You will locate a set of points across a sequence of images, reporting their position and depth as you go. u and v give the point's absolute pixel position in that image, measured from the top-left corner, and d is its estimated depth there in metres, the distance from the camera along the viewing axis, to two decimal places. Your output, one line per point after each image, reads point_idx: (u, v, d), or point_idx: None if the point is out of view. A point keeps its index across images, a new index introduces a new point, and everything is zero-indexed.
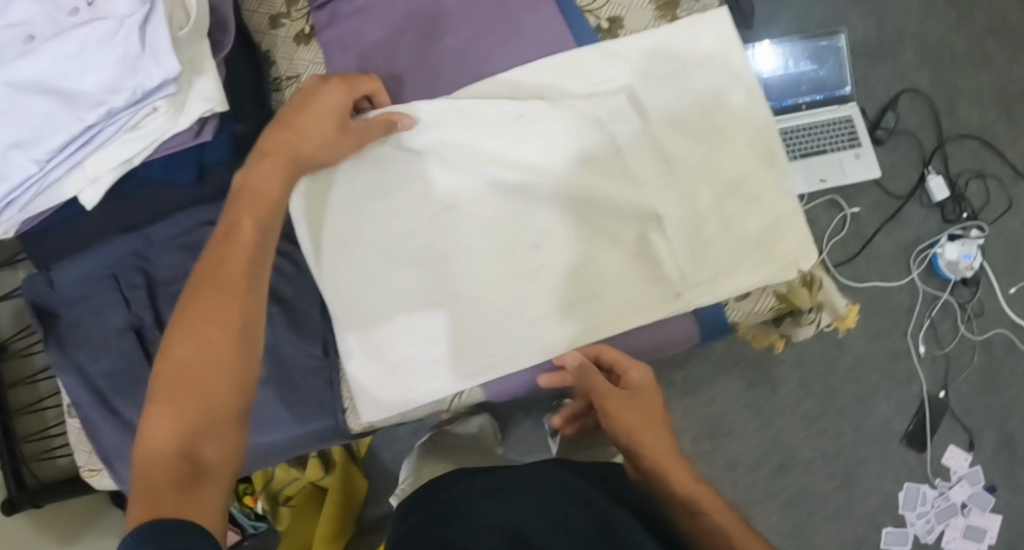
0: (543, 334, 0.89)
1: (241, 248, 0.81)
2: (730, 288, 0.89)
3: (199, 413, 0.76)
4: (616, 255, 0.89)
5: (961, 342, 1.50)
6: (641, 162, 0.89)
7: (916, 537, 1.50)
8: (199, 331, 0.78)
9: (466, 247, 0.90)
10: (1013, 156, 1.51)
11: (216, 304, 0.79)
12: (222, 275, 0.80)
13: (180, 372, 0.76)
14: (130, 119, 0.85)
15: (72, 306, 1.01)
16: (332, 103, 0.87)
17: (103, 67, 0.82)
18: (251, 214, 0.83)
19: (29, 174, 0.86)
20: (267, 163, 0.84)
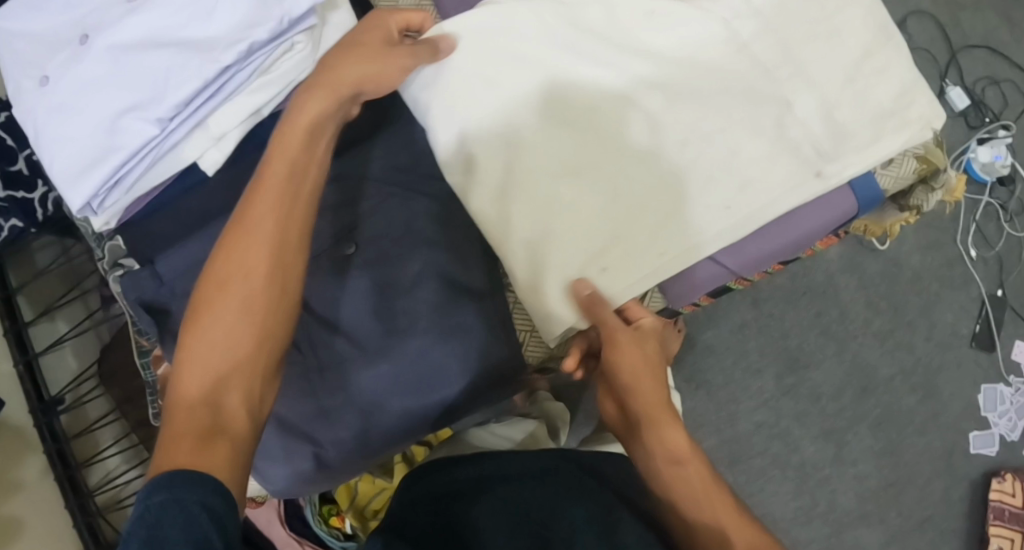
0: (704, 220, 0.89)
1: (268, 194, 0.75)
2: (834, 172, 0.91)
3: (224, 360, 0.72)
4: (758, 140, 0.91)
5: (1008, 240, 1.57)
6: (762, 53, 0.93)
7: (1002, 437, 1.53)
8: (231, 275, 0.74)
9: (615, 148, 0.89)
10: (1019, 58, 1.61)
11: (246, 250, 0.74)
12: (257, 220, 0.74)
13: (212, 316, 0.73)
14: (265, 61, 0.80)
15: (182, 298, 0.91)
16: (375, 37, 0.83)
17: (239, 2, 0.78)
18: (280, 157, 0.76)
19: (149, 138, 0.80)
20: (313, 97, 0.79)
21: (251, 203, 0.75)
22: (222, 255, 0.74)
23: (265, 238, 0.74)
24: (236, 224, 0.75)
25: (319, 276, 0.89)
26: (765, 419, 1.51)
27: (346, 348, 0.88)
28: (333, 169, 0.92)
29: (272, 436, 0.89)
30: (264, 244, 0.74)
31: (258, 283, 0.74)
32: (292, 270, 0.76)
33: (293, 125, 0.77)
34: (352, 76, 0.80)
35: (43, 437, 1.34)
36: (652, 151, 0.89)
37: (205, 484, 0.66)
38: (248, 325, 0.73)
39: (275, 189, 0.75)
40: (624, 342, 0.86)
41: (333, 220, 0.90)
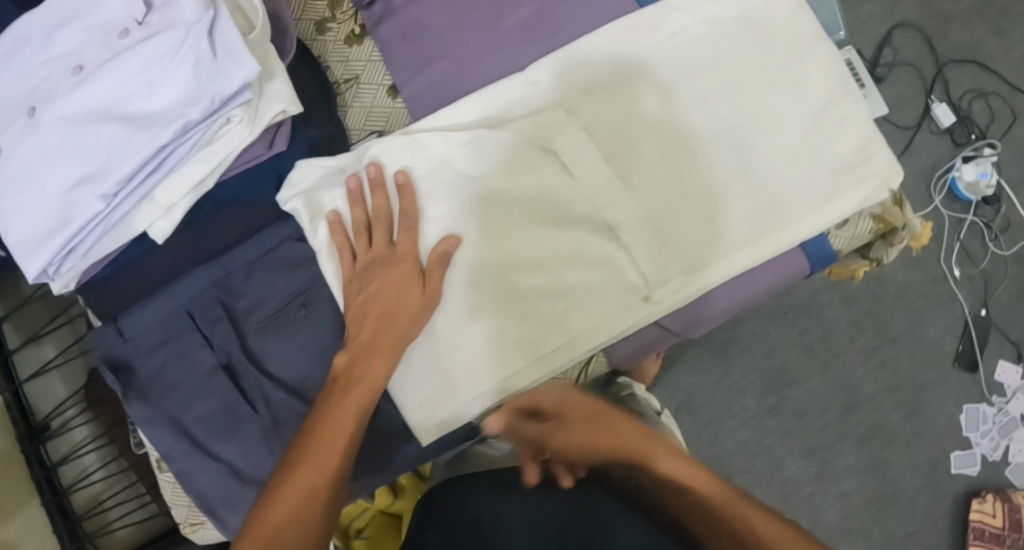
0: (609, 307, 0.86)
1: (336, 435, 0.79)
2: (774, 244, 0.87)
3: None
4: (685, 213, 0.86)
5: (993, 258, 1.53)
6: (658, 142, 0.87)
7: (984, 456, 1.52)
8: (291, 507, 0.76)
9: (487, 238, 0.85)
10: (1008, 71, 1.56)
11: (306, 482, 0.77)
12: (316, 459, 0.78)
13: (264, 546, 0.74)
14: (203, 135, 0.80)
15: (149, 355, 0.94)
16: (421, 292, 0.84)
17: (174, 80, 0.77)
18: (349, 403, 0.80)
19: (97, 212, 0.82)
20: (375, 362, 0.82)
21: (319, 441, 0.78)
22: (277, 491, 0.76)
23: (324, 469, 0.78)
24: (296, 457, 0.78)
25: (281, 334, 0.92)
26: (749, 437, 1.50)
27: (303, 409, 0.91)
28: (293, 228, 0.93)
29: (233, 488, 0.92)
30: (326, 477, 0.77)
31: (315, 514, 0.76)
32: (340, 491, 0.78)
33: (355, 378, 0.82)
34: (406, 327, 0.83)
35: (30, 464, 1.27)
36: (522, 259, 0.86)
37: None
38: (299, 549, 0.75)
39: (337, 424, 0.79)
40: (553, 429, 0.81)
41: (289, 281, 0.93)
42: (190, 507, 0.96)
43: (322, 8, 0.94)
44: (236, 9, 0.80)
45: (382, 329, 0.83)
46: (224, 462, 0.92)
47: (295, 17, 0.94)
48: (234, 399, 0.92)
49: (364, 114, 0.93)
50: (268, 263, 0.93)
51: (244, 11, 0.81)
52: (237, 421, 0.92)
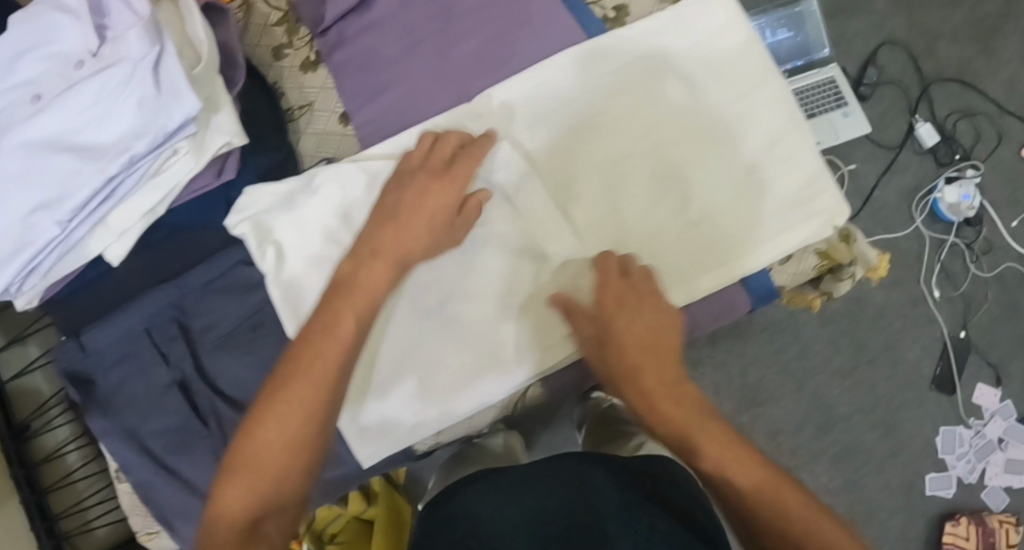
0: (547, 339, 0.87)
1: (333, 347, 0.75)
2: (712, 280, 0.88)
3: (271, 488, 0.73)
4: (625, 247, 0.88)
5: (974, 280, 1.52)
6: (599, 179, 0.89)
7: (959, 479, 1.50)
8: (285, 420, 0.74)
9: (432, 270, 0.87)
10: (995, 91, 1.55)
11: (303, 398, 0.74)
12: (307, 376, 0.75)
13: (253, 459, 0.73)
14: (151, 165, 0.83)
15: (109, 371, 0.97)
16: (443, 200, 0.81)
17: (124, 113, 0.80)
18: (347, 319, 0.76)
19: (53, 237, 0.83)
20: (374, 270, 0.78)
21: (312, 358, 0.75)
22: (273, 400, 0.74)
23: (322, 386, 0.75)
24: (292, 368, 0.75)
25: (233, 354, 0.95)
26: None
27: None
28: (244, 252, 0.95)
29: (186, 499, 0.95)
30: (321, 394, 0.74)
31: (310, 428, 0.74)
32: (336, 402, 0.76)
33: (354, 288, 0.78)
34: (412, 244, 0.80)
35: (9, 462, 1.25)
36: (466, 290, 0.87)
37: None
38: (291, 463, 0.74)
39: (332, 346, 0.76)
40: (624, 313, 0.81)
41: (241, 303, 0.95)
42: (147, 516, 0.99)
43: (280, 34, 0.96)
44: (185, 44, 0.84)
45: (384, 243, 0.79)
46: (177, 474, 0.95)
47: (252, 43, 0.97)
48: (187, 416, 0.95)
49: (317, 141, 0.94)
50: (222, 286, 0.95)
51: (192, 44, 0.84)
52: (191, 437, 0.95)
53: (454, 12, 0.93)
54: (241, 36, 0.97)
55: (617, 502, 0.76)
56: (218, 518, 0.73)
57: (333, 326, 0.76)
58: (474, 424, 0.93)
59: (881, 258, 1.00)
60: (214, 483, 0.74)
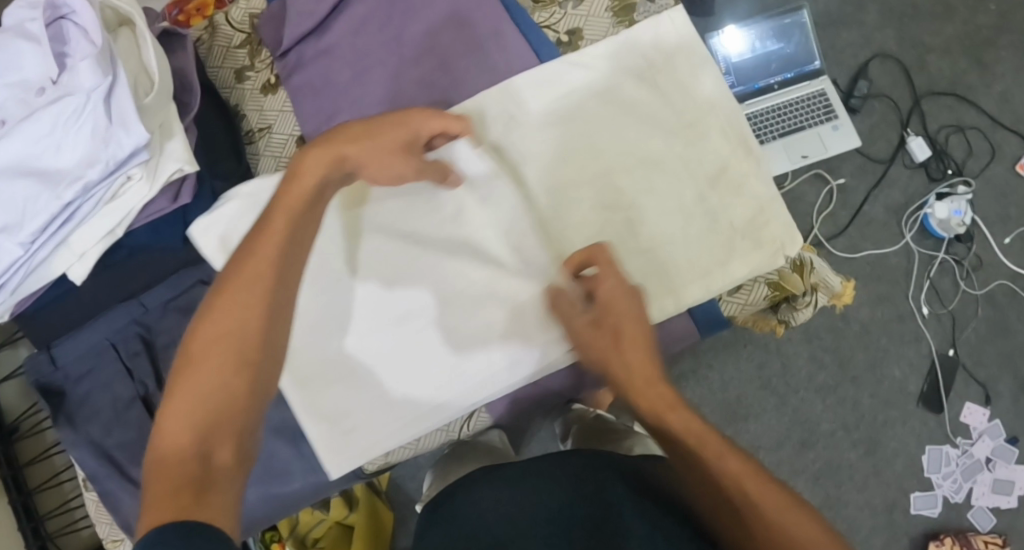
0: (505, 356, 0.89)
1: (269, 248, 0.73)
2: (658, 310, 0.88)
3: (217, 402, 0.69)
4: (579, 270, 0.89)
5: (963, 297, 1.48)
6: (552, 202, 0.90)
7: (945, 499, 1.44)
8: (223, 326, 0.70)
9: (399, 280, 0.91)
10: (988, 105, 1.53)
11: (242, 302, 0.71)
12: (246, 279, 0.72)
13: (197, 366, 0.69)
14: (107, 191, 0.86)
15: (77, 383, 1.00)
16: (398, 132, 0.80)
17: (79, 141, 0.83)
18: (280, 220, 0.75)
19: (16, 258, 0.85)
20: (311, 160, 0.77)
21: (241, 265, 0.72)
22: (210, 310, 0.71)
23: (257, 287, 0.72)
24: (230, 274, 0.72)
25: None
26: None
27: None
28: (202, 272, 0.99)
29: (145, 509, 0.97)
30: (261, 298, 0.72)
31: (252, 335, 0.71)
32: (278, 307, 0.73)
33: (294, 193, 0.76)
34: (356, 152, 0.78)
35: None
36: (428, 306, 0.90)
37: (181, 532, 0.60)
38: (236, 373, 0.69)
39: (267, 247, 0.73)
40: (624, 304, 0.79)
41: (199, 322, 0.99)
42: (112, 524, 1.01)
43: (242, 57, 1.01)
44: (141, 72, 0.87)
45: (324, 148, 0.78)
46: (136, 486, 0.97)
47: (217, 64, 1.02)
48: (148, 428, 0.97)
49: (274, 163, 0.98)
50: (181, 304, 0.99)
51: (148, 73, 0.88)
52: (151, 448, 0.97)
53: (407, 37, 0.96)
54: (204, 61, 1.02)
55: (633, 509, 0.77)
56: (162, 448, 0.67)
57: (267, 230, 0.74)
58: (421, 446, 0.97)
59: (841, 284, 0.99)
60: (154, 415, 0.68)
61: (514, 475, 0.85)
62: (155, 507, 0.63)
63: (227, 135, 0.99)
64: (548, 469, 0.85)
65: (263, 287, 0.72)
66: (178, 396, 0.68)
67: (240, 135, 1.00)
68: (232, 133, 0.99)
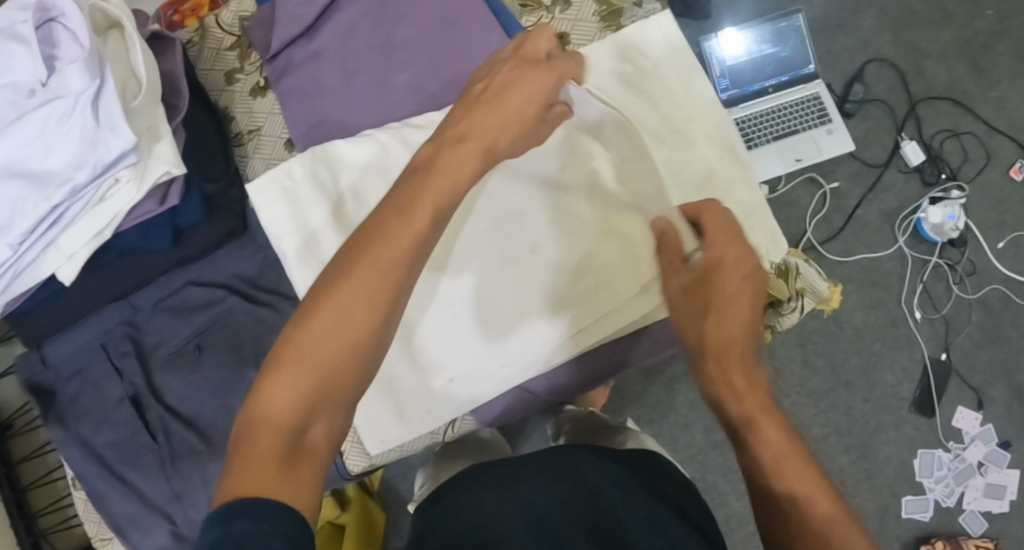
0: (537, 345, 0.91)
1: (405, 232, 0.69)
2: None
3: (325, 380, 0.65)
4: (596, 265, 0.91)
5: (957, 302, 1.48)
6: (557, 198, 0.92)
7: (937, 503, 1.44)
8: (347, 307, 0.66)
9: (461, 260, 0.92)
10: (984, 110, 1.53)
11: (367, 281, 0.67)
12: (385, 254, 0.68)
13: (312, 336, 0.66)
14: (95, 193, 0.86)
15: (67, 382, 1.00)
16: (528, 107, 0.77)
17: (66, 144, 0.83)
18: (422, 208, 0.71)
19: (4, 258, 0.86)
20: (459, 157, 0.74)
21: (371, 246, 0.68)
22: (335, 287, 0.67)
23: (388, 274, 0.68)
24: (361, 246, 0.69)
25: (181, 369, 0.98)
26: (692, 472, 1.45)
27: (195, 441, 0.97)
28: (192, 273, 1.00)
29: (134, 508, 0.97)
30: (386, 278, 0.68)
31: (372, 322, 0.67)
32: (404, 295, 0.69)
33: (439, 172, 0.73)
34: (489, 138, 0.75)
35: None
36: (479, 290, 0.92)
37: (274, 512, 0.59)
38: (350, 352, 0.66)
39: (408, 228, 0.69)
40: (739, 270, 0.76)
41: (188, 324, 0.99)
42: (101, 523, 1.02)
43: (232, 59, 1.01)
44: (130, 74, 0.88)
45: (466, 135, 0.75)
46: (125, 484, 0.97)
47: (206, 67, 1.02)
48: (138, 428, 0.98)
49: (263, 164, 1.00)
50: (170, 305, 1.00)
51: (137, 76, 0.88)
52: (140, 448, 0.98)
53: (396, 41, 0.96)
54: (195, 63, 1.02)
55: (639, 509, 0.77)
56: (262, 415, 0.64)
57: (407, 210, 0.70)
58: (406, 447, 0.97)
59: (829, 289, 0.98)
60: (258, 377, 0.65)
61: (507, 473, 0.84)
62: (240, 479, 0.60)
63: (216, 136, 0.99)
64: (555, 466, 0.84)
65: (394, 267, 0.68)
66: (287, 365, 0.65)
67: (228, 137, 1.00)
68: (221, 136, 1.00)
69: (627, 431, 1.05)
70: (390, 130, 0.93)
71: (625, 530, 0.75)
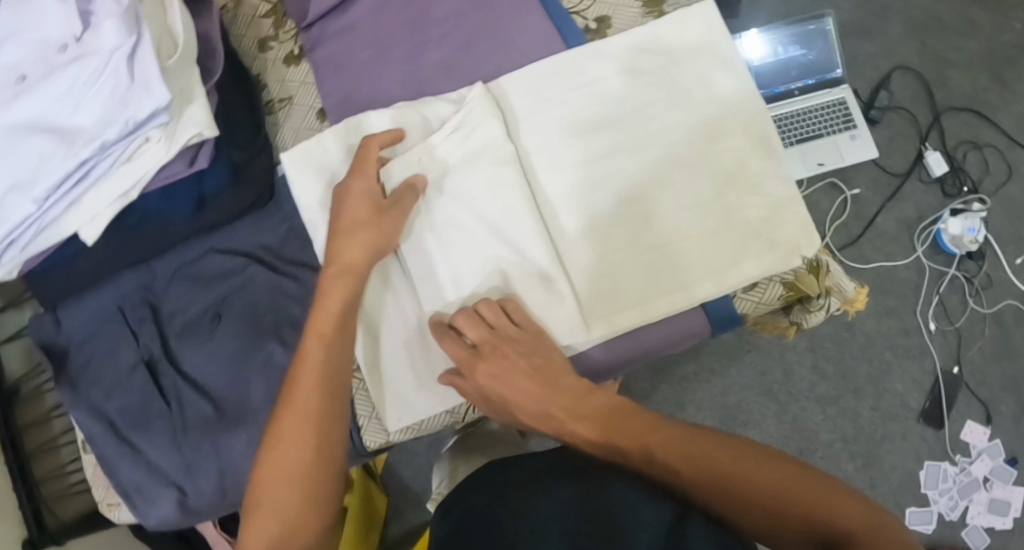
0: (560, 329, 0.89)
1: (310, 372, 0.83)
2: (667, 305, 0.88)
3: (290, 515, 0.79)
4: (622, 253, 0.89)
5: (971, 315, 1.48)
6: (597, 178, 0.90)
7: (940, 516, 1.44)
8: (282, 452, 0.80)
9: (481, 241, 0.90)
10: (1008, 124, 1.52)
11: (295, 429, 0.81)
12: (302, 400, 0.82)
13: (268, 486, 0.80)
14: (123, 152, 0.85)
15: (83, 344, 0.99)
16: (360, 206, 0.87)
17: (97, 100, 0.82)
18: (314, 345, 0.84)
19: (29, 214, 0.85)
20: (335, 286, 0.85)
21: (293, 394, 0.82)
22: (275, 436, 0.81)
23: (304, 412, 0.82)
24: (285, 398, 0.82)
25: (197, 336, 0.97)
26: None
27: (208, 409, 0.96)
28: (216, 240, 1.00)
29: (143, 474, 0.96)
30: (311, 416, 0.81)
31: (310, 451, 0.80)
32: (329, 417, 0.82)
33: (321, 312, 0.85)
34: (356, 260, 0.86)
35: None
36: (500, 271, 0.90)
37: None
38: (301, 486, 0.79)
39: (313, 366, 0.83)
40: (488, 370, 0.85)
41: (207, 291, 0.98)
42: (108, 489, 1.00)
43: (267, 27, 1.02)
44: (165, 33, 0.87)
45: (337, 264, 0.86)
46: (133, 450, 0.96)
47: (241, 33, 1.03)
48: (151, 394, 0.97)
49: (293, 134, 0.99)
50: (190, 273, 0.99)
51: (173, 36, 0.87)
52: (151, 415, 0.96)
53: (433, 17, 0.96)
54: (229, 28, 1.03)
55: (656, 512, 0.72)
56: None
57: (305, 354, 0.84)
58: (425, 427, 0.95)
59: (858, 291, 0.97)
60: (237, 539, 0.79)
61: (525, 471, 0.80)
62: None
63: (246, 103, 0.98)
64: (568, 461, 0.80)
65: (314, 404, 0.82)
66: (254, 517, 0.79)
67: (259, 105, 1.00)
68: (251, 103, 0.99)
69: None
70: (426, 103, 0.92)
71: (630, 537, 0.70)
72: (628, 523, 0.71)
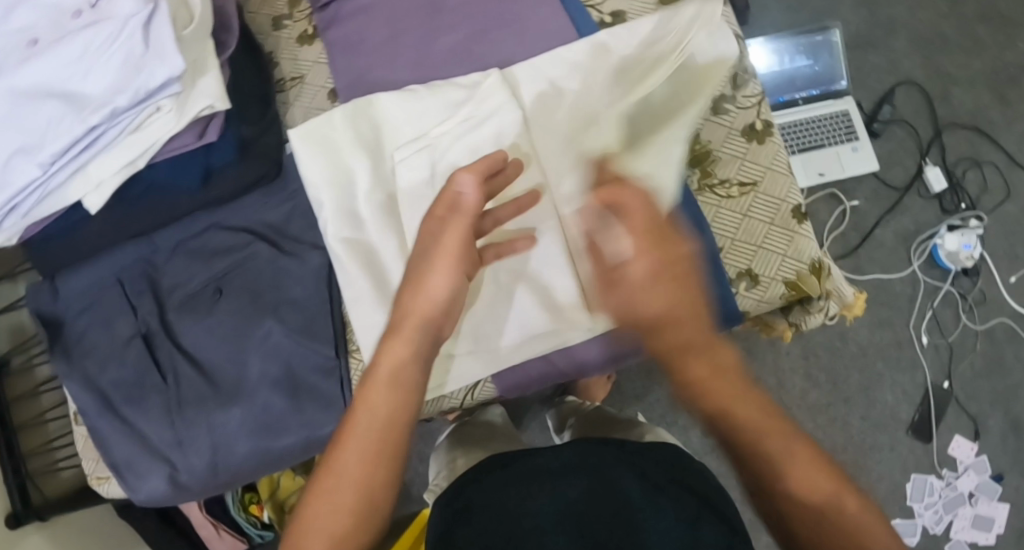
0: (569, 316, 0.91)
1: (357, 436, 0.75)
2: None
3: None
4: None
5: (963, 331, 1.49)
6: None
7: (925, 528, 1.44)
8: (318, 521, 0.74)
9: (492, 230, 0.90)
10: (1008, 143, 1.54)
11: (334, 492, 0.74)
12: (343, 462, 0.75)
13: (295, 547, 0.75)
14: (133, 121, 0.85)
15: (79, 315, 0.99)
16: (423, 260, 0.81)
17: (109, 67, 0.82)
18: (370, 407, 0.76)
19: (33, 179, 0.84)
20: (397, 347, 0.78)
21: (343, 444, 0.76)
22: (327, 468, 0.75)
23: (352, 477, 0.75)
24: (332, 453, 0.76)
25: (194, 312, 0.97)
26: None
27: (203, 386, 0.95)
28: (219, 217, 0.99)
29: (134, 449, 0.95)
30: (353, 481, 0.74)
31: (346, 519, 0.74)
32: (376, 493, 0.75)
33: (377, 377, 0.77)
34: (430, 320, 0.80)
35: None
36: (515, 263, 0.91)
37: None
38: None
39: (363, 426, 0.76)
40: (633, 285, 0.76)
41: (208, 267, 0.98)
42: (99, 462, 1.00)
43: (282, 6, 1.03)
44: (181, 3, 0.86)
45: (410, 311, 0.80)
46: (125, 424, 0.96)
47: (254, 10, 1.04)
48: (146, 368, 0.96)
49: (302, 112, 1.00)
50: (191, 247, 0.99)
51: (189, 7, 0.87)
52: (146, 389, 0.96)
53: (447, 3, 0.97)
54: (244, 5, 1.04)
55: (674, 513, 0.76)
56: None
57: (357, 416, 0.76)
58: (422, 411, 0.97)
59: (853, 295, 0.98)
60: None
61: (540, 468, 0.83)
62: None
63: (256, 80, 0.99)
64: (581, 456, 0.83)
65: (359, 467, 0.75)
66: None
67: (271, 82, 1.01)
68: (261, 80, 0.99)
69: (643, 426, 1.06)
70: (436, 88, 0.92)
71: (647, 532, 0.74)
72: (641, 522, 0.74)
